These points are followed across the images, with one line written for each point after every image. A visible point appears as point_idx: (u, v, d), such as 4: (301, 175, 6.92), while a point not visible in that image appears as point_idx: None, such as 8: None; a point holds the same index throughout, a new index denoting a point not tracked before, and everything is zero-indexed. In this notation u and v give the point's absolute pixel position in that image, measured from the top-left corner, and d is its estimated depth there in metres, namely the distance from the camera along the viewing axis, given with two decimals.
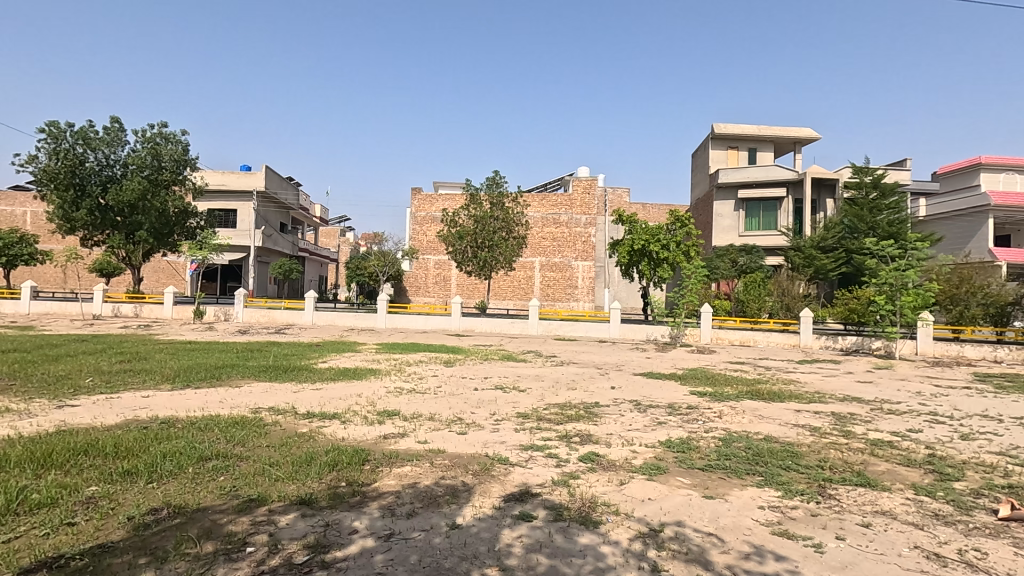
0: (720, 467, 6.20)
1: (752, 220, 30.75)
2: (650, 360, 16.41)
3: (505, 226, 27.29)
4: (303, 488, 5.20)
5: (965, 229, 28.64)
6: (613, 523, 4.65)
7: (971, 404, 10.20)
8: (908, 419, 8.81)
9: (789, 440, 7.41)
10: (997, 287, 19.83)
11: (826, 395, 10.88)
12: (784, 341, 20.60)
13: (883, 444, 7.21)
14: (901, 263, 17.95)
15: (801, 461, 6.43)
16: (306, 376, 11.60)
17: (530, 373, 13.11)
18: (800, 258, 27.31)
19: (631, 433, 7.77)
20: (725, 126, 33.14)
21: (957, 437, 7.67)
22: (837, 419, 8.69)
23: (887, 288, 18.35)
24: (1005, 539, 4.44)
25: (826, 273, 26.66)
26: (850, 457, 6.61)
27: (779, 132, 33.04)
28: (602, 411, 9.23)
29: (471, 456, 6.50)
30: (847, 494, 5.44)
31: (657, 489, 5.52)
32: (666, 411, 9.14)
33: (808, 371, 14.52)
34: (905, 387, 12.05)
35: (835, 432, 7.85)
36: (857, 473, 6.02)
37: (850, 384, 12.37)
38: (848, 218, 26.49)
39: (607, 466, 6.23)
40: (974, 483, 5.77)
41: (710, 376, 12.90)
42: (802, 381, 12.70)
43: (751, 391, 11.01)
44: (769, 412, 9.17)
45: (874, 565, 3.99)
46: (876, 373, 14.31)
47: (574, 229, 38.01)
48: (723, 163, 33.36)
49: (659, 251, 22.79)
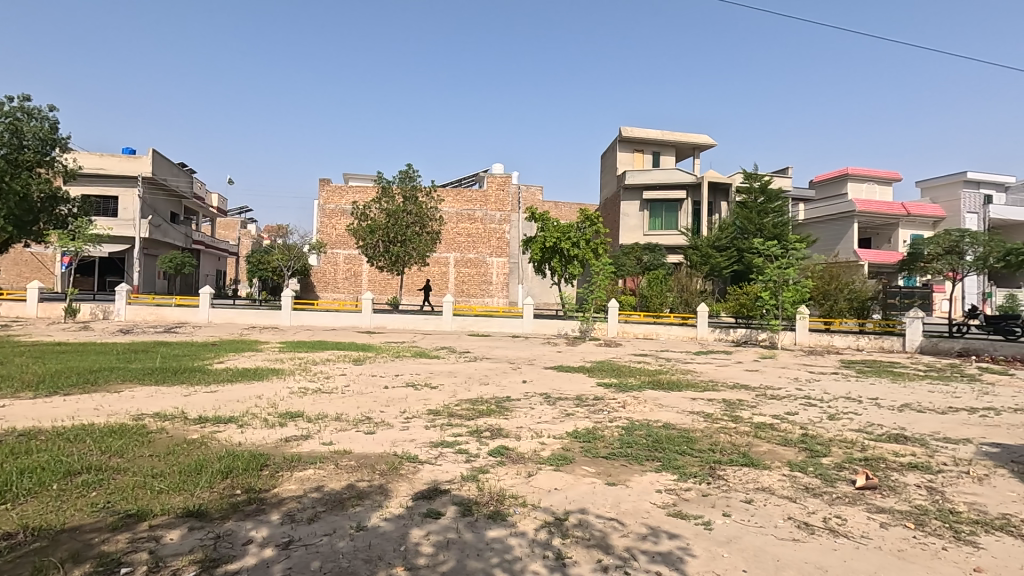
0: (623, 454, 6.51)
1: (655, 220, 32.52)
2: (561, 354, 16.85)
3: (418, 220, 26.81)
4: (192, 500, 4.82)
5: (835, 232, 32.08)
6: (520, 515, 4.73)
7: (837, 387, 11.51)
8: (787, 403, 9.77)
9: (684, 426, 7.92)
10: (860, 284, 22.70)
11: (718, 383, 11.81)
12: (682, 334, 22.14)
13: (766, 427, 7.90)
14: (783, 262, 19.78)
15: (695, 445, 6.91)
16: (199, 378, 10.74)
17: (443, 369, 13.04)
18: (697, 256, 29.31)
19: (541, 426, 7.94)
20: (632, 130, 34.58)
21: (825, 417, 8.59)
22: (727, 405, 9.44)
23: (771, 285, 20.02)
24: (861, 506, 5.03)
25: (720, 271, 28.62)
26: (737, 440, 7.19)
27: (680, 137, 35.06)
28: (514, 405, 9.35)
29: (379, 456, 6.35)
30: (734, 473, 5.92)
31: (564, 479, 5.69)
32: (574, 403, 9.45)
33: (703, 362, 15.58)
34: (785, 374, 13.32)
35: (725, 418, 8.50)
36: (743, 453, 6.57)
37: (738, 373, 13.46)
38: (740, 220, 28.61)
39: (516, 459, 6.34)
40: (837, 457, 6.51)
41: (617, 369, 13.44)
42: (698, 371, 13.70)
43: (652, 381, 11.67)
44: (668, 401, 9.77)
45: (754, 537, 4.37)
46: (761, 362, 15.68)
47: (489, 225, 38.21)
48: (631, 166, 34.87)
49: (570, 248, 23.49)
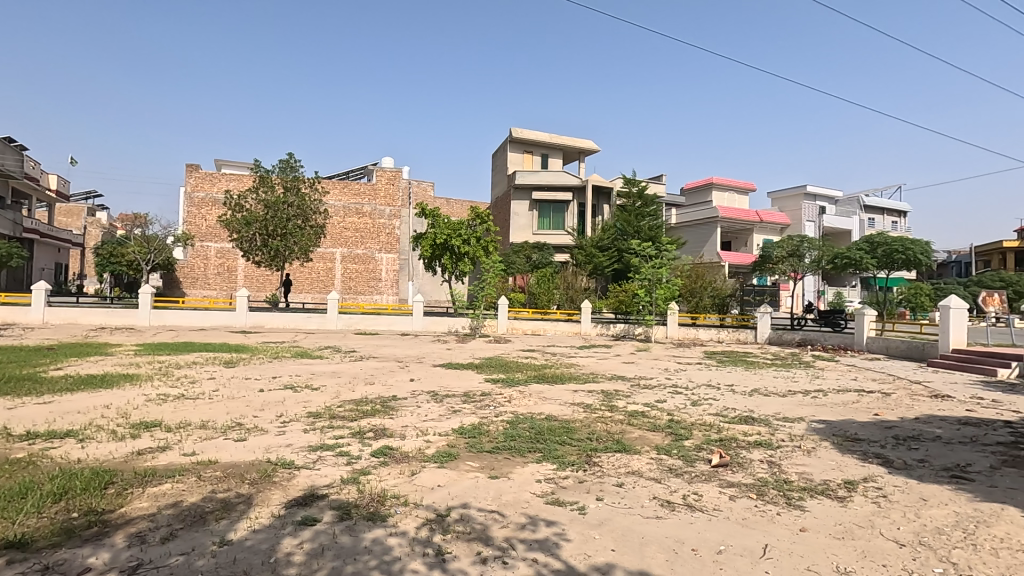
0: (506, 447, 6.67)
1: (543, 220, 33.59)
2: (450, 352, 16.84)
3: (300, 213, 25.28)
4: (14, 529, 4.15)
5: (702, 235, 35.34)
6: (401, 514, 4.66)
7: (701, 375, 12.69)
8: (657, 391, 10.60)
9: (565, 417, 8.30)
10: (721, 283, 25.20)
11: (598, 375, 12.50)
12: (568, 330, 23.15)
13: (639, 415, 8.51)
14: (657, 262, 21.50)
15: (574, 435, 7.26)
16: (30, 388, 9.27)
17: (326, 370, 12.44)
18: (582, 256, 30.80)
19: (427, 424, 7.88)
20: (522, 131, 35.37)
21: (689, 404, 9.45)
22: (605, 395, 10.02)
23: (647, 283, 21.57)
24: (714, 482, 5.60)
25: (603, 270, 30.29)
26: (612, 428, 7.67)
27: (567, 141, 36.50)
28: (400, 404, 9.19)
29: (249, 464, 5.91)
30: (608, 459, 6.31)
31: (447, 475, 5.71)
32: (461, 400, 9.49)
33: (586, 356, 16.40)
34: (657, 365, 14.43)
35: (603, 407, 9.03)
36: (616, 440, 7.03)
37: (617, 365, 14.34)
38: (620, 222, 30.40)
39: (400, 458, 6.23)
40: (698, 439, 7.18)
41: (504, 364, 13.71)
42: (581, 364, 14.41)
43: (537, 375, 12.06)
44: (552, 393, 10.17)
45: (622, 517, 4.69)
46: (638, 355, 16.84)
47: (378, 220, 37.06)
48: (520, 166, 35.68)
49: (460, 245, 23.56)
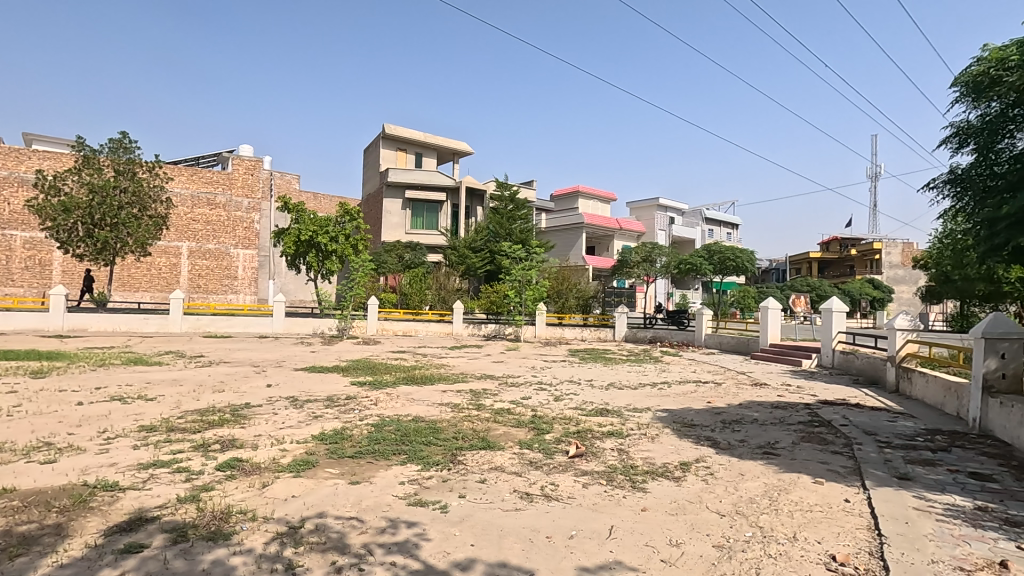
0: (369, 451, 6.48)
1: (417, 219, 33.15)
2: (314, 354, 15.95)
3: (137, 201, 22.31)
4: None
5: (569, 240, 37.34)
6: (248, 530, 4.32)
7: (564, 372, 13.40)
8: (523, 388, 11.00)
9: (432, 418, 8.27)
10: (584, 285, 26.84)
11: (467, 375, 12.64)
12: (439, 330, 23.24)
13: (504, 412, 8.75)
14: (526, 264, 22.30)
15: (440, 435, 7.26)
16: None
17: (165, 378, 11.10)
18: (455, 256, 30.90)
19: (283, 431, 7.39)
20: (395, 128, 34.53)
21: (552, 399, 9.93)
22: (474, 395, 10.17)
23: (517, 284, 22.24)
24: (570, 472, 5.96)
25: (475, 271, 30.68)
26: (478, 426, 7.80)
27: (441, 141, 36.39)
28: (253, 412, 8.48)
29: (59, 489, 5.08)
30: (472, 457, 6.41)
31: (303, 484, 5.40)
32: (324, 404, 9.04)
33: (456, 356, 16.49)
34: (525, 364, 14.98)
35: (470, 406, 9.16)
36: (482, 438, 7.16)
37: (486, 365, 14.62)
38: (493, 225, 31.02)
39: (250, 470, 5.77)
40: (558, 433, 7.58)
41: (373, 367, 13.29)
42: (451, 364, 14.47)
43: (406, 377, 11.88)
44: (420, 395, 10.08)
45: (483, 512, 4.80)
46: (507, 354, 17.32)
47: (234, 213, 33.94)
48: (393, 164, 34.83)
49: (327, 243, 22.36)
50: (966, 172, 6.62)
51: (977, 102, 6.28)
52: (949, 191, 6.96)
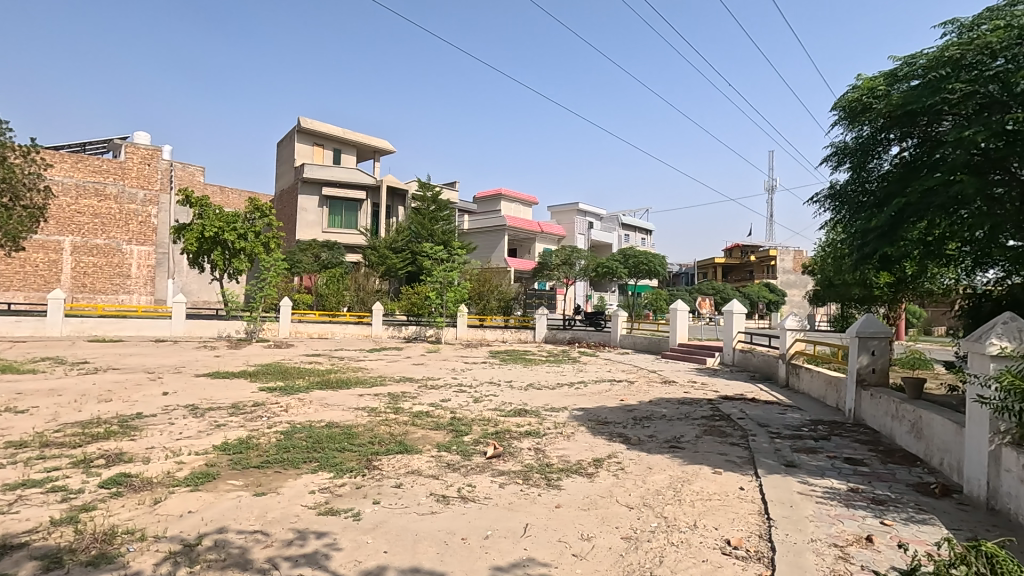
0: (277, 460, 6.16)
1: (334, 218, 31.98)
2: (219, 359, 14.92)
3: (7, 189, 19.81)
4: None
5: (491, 242, 37.54)
6: (135, 552, 3.96)
7: (484, 374, 13.43)
8: (443, 391, 10.91)
9: (347, 423, 8.01)
10: (506, 286, 27.08)
11: (385, 378, 12.34)
12: (357, 332, 22.65)
13: (422, 415, 8.63)
14: (448, 265, 22.17)
15: (354, 440, 7.05)
16: None
17: (39, 387, 9.91)
18: (375, 256, 30.25)
19: (180, 442, 6.85)
20: (311, 121, 33.06)
21: (472, 401, 9.93)
22: (392, 398, 9.95)
23: (438, 286, 22.02)
24: (487, 472, 5.99)
25: (396, 271, 30.07)
26: (395, 430, 7.65)
27: (361, 138, 35.32)
28: (146, 423, 7.79)
29: None
30: (388, 462, 6.27)
31: (202, 498, 5.04)
32: (228, 412, 8.48)
33: (374, 359, 16.06)
34: (445, 366, 14.86)
35: (387, 410, 8.95)
36: (398, 442, 7.02)
37: (405, 367, 14.36)
38: (414, 225, 30.57)
39: (140, 486, 5.29)
40: (476, 434, 7.59)
41: (284, 371, 12.65)
42: (368, 367, 14.07)
43: (320, 381, 11.39)
44: (335, 399, 9.72)
45: (398, 517, 4.71)
46: (427, 356, 17.09)
47: (127, 205, 31.06)
48: (309, 159, 33.33)
49: (235, 240, 20.98)
50: (843, 188, 7.41)
51: (852, 126, 7.05)
52: (830, 205, 7.75)
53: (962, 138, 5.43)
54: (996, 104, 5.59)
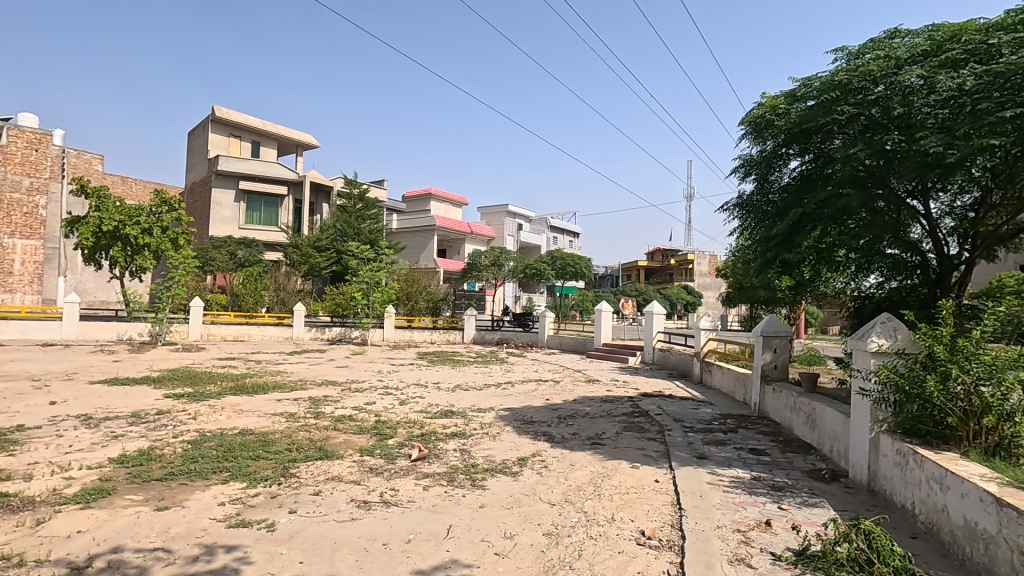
0: (184, 471, 5.76)
1: (252, 214, 30.36)
2: (118, 364, 13.72)
3: None
4: None
5: (420, 242, 37.03)
6: None
7: (411, 375, 13.25)
8: (367, 394, 10.65)
9: (263, 430, 7.63)
10: (435, 287, 26.81)
11: (306, 382, 11.87)
12: (277, 334, 21.69)
13: (345, 419, 8.39)
14: (375, 265, 21.62)
15: (270, 448, 6.73)
16: None
17: None
18: (297, 255, 28.87)
19: (71, 456, 6.25)
20: (227, 111, 31.17)
21: (397, 403, 9.77)
22: (312, 402, 9.60)
23: (364, 286, 21.43)
24: (411, 475, 5.91)
25: (319, 271, 28.97)
26: (315, 436, 7.38)
27: (283, 131, 33.75)
28: (29, 436, 7.03)
29: None
30: (306, 469, 6.04)
31: (94, 516, 4.62)
32: (128, 422, 7.83)
33: (295, 362, 15.41)
34: (370, 368, 14.52)
35: (307, 415, 8.61)
36: (318, 448, 6.78)
37: (328, 370, 13.89)
38: (340, 223, 29.61)
39: (19, 506, 4.77)
40: (400, 437, 7.48)
41: (194, 376, 11.83)
42: (288, 371, 13.47)
43: (234, 386, 10.78)
44: (250, 405, 9.24)
45: (316, 526, 4.54)
46: (351, 358, 16.61)
47: (10, 194, 27.90)
48: (225, 151, 31.39)
49: (138, 236, 19.40)
50: (749, 198, 7.97)
51: (758, 140, 7.59)
52: (738, 213, 8.30)
53: (849, 155, 6.01)
54: (877, 126, 6.23)
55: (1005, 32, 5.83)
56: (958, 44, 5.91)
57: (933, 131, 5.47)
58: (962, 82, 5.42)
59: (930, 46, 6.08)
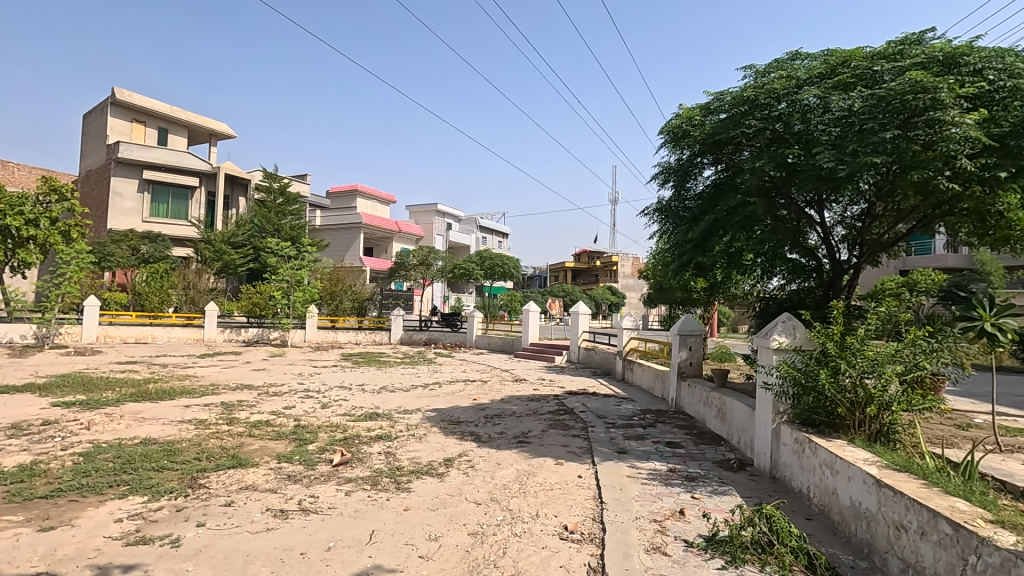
0: (74, 487, 5.24)
1: (158, 206, 28.14)
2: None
3: None
4: None
5: (345, 240, 35.85)
6: None
7: (334, 377, 12.80)
8: (286, 397, 10.17)
9: (169, 438, 7.09)
10: (360, 287, 26.04)
11: (218, 386, 11.14)
12: (186, 336, 20.27)
13: (261, 425, 7.96)
14: (296, 263, 20.65)
15: (176, 457, 6.26)
16: None
17: None
18: (210, 251, 26.79)
19: None
20: (129, 94, 28.67)
21: (319, 407, 9.39)
22: (225, 408, 9.03)
23: (284, 284, 20.43)
24: (332, 481, 5.71)
25: (234, 268, 27.28)
26: (227, 443, 6.95)
27: (194, 118, 31.53)
28: None
29: None
30: (217, 478, 5.68)
31: None
32: (6, 434, 7.01)
33: (206, 365, 14.43)
34: (290, 370, 13.87)
35: (219, 421, 8.08)
36: (231, 456, 6.39)
37: (243, 374, 13.12)
38: (258, 219, 28.10)
39: None
40: (321, 442, 7.20)
41: (88, 382, 10.78)
42: (198, 375, 12.59)
43: (135, 392, 9.93)
44: (153, 412, 8.55)
45: (227, 539, 4.28)
46: (269, 361, 15.79)
47: None
48: (128, 137, 28.84)
49: (20, 227, 17.32)
50: (667, 203, 8.38)
51: (675, 149, 7.99)
52: (657, 217, 8.70)
53: (756, 167, 6.47)
54: (780, 140, 6.74)
55: (887, 59, 6.48)
56: (848, 68, 6.50)
57: (826, 147, 6.00)
58: (851, 103, 5.96)
59: (825, 69, 6.65)
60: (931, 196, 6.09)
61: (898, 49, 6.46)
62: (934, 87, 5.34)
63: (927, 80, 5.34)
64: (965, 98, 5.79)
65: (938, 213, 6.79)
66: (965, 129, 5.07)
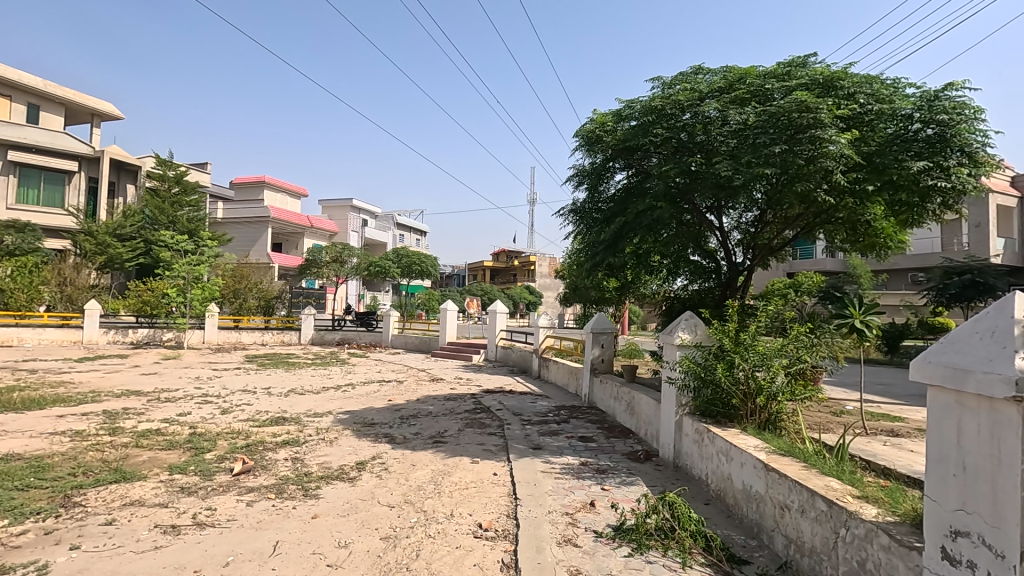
0: None
1: (27, 192, 24.94)
2: None
3: None
4: None
5: (250, 234, 33.69)
6: None
7: (236, 381, 12.01)
8: (181, 404, 9.39)
9: (38, 453, 6.29)
10: (267, 284, 24.57)
11: (100, 393, 10.08)
12: (60, 338, 18.17)
13: (150, 434, 7.29)
14: (195, 259, 19.07)
15: (47, 474, 5.58)
16: None
17: None
18: (91, 244, 23.89)
19: None
20: None
21: (218, 413, 8.77)
22: (107, 417, 8.18)
23: (180, 281, 18.77)
24: (232, 491, 5.34)
25: (121, 263, 24.63)
26: (110, 455, 6.30)
27: (72, 95, 28.28)
28: None
29: None
30: (96, 495, 5.12)
31: None
32: None
33: (85, 370, 13.01)
34: (185, 374, 12.83)
35: (100, 432, 7.30)
36: (113, 469, 5.80)
37: (130, 378, 11.97)
38: (149, 209, 25.80)
39: None
40: (221, 450, 6.72)
41: None
42: (74, 381, 11.31)
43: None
44: (18, 424, 7.55)
45: (107, 562, 3.87)
46: (162, 364, 14.51)
47: None
48: None
49: None
50: (582, 205, 8.63)
51: (589, 153, 8.23)
52: (572, 218, 8.94)
53: (663, 173, 6.84)
54: (684, 148, 7.15)
55: (777, 78, 7.06)
56: (744, 84, 7.03)
57: (725, 157, 6.45)
58: (747, 118, 6.45)
59: (723, 84, 7.14)
60: (812, 206, 6.76)
61: (787, 69, 7.05)
62: (815, 108, 5.90)
63: (810, 101, 5.89)
64: (841, 119, 6.44)
65: (818, 221, 7.54)
66: (840, 147, 5.68)
